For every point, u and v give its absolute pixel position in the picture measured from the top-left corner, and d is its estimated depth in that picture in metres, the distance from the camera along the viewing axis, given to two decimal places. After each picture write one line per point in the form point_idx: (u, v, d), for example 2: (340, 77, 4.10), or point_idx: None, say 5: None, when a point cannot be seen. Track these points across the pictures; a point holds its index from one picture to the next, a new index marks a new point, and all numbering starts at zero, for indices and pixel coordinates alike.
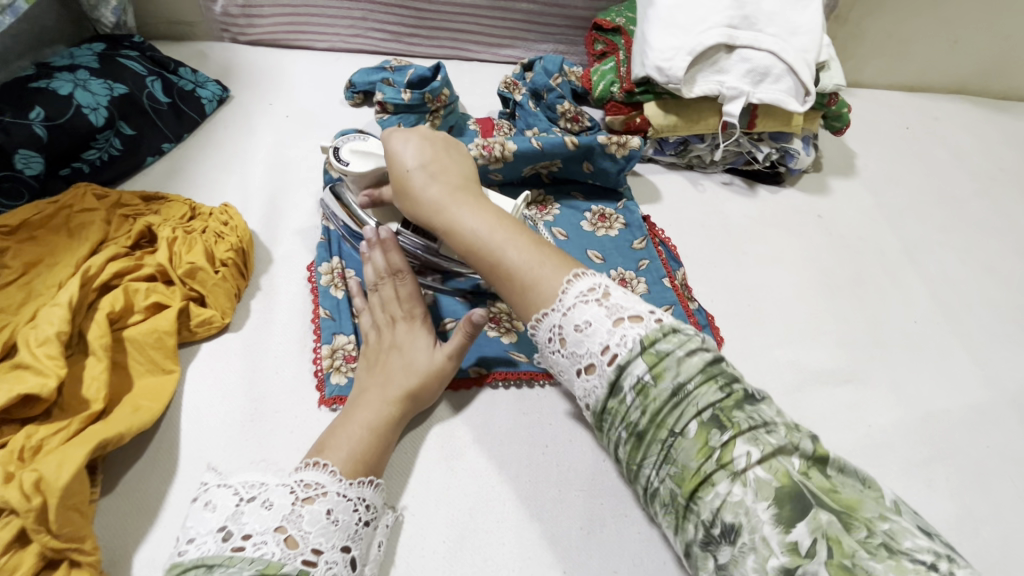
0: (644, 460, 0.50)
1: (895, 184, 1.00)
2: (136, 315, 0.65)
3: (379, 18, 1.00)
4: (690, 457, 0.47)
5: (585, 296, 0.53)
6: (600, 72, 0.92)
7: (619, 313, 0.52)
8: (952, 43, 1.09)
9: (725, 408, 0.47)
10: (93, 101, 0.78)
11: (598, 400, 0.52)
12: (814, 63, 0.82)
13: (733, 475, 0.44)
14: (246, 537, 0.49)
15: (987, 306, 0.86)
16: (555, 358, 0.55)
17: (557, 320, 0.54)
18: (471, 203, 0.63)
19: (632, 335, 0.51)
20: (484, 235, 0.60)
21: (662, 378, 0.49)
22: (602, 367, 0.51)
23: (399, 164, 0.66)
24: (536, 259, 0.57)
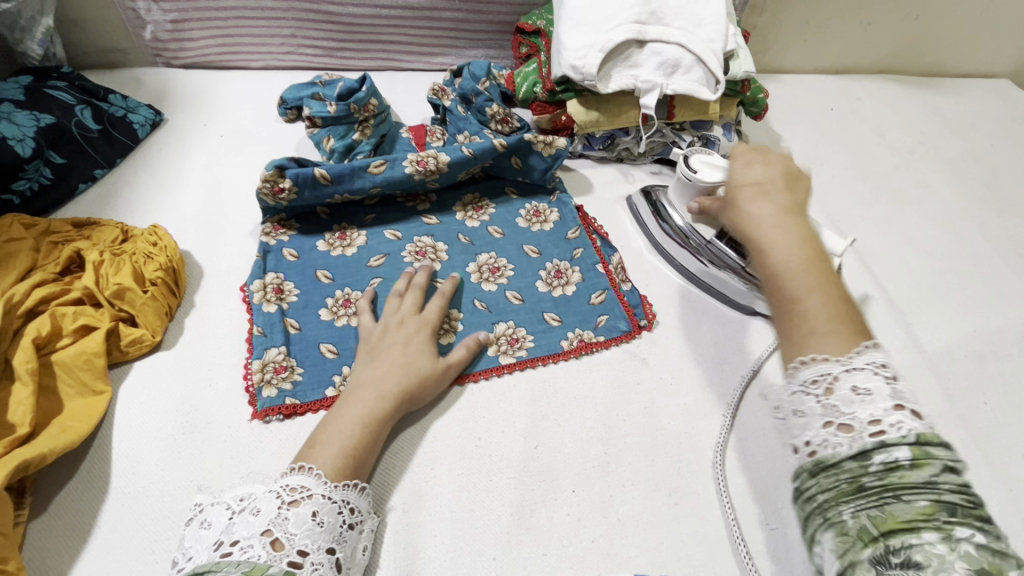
0: (850, 498, 0.42)
1: (820, 163, 1.04)
2: (64, 338, 0.66)
3: (309, 34, 1.02)
4: (905, 510, 0.40)
5: (874, 369, 0.47)
6: (523, 74, 0.95)
7: (900, 399, 0.45)
8: (867, 26, 1.13)
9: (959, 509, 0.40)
10: (19, 133, 0.80)
11: (824, 453, 0.45)
12: (722, 52, 0.85)
13: (945, 535, 0.39)
14: (234, 543, 0.50)
15: (907, 273, 0.89)
16: (801, 403, 0.48)
17: (833, 370, 0.47)
18: (774, 218, 0.57)
19: (910, 427, 0.43)
20: (791, 267, 0.53)
21: (924, 468, 0.41)
22: (862, 433, 0.44)
23: (734, 179, 0.63)
24: (831, 325, 0.50)
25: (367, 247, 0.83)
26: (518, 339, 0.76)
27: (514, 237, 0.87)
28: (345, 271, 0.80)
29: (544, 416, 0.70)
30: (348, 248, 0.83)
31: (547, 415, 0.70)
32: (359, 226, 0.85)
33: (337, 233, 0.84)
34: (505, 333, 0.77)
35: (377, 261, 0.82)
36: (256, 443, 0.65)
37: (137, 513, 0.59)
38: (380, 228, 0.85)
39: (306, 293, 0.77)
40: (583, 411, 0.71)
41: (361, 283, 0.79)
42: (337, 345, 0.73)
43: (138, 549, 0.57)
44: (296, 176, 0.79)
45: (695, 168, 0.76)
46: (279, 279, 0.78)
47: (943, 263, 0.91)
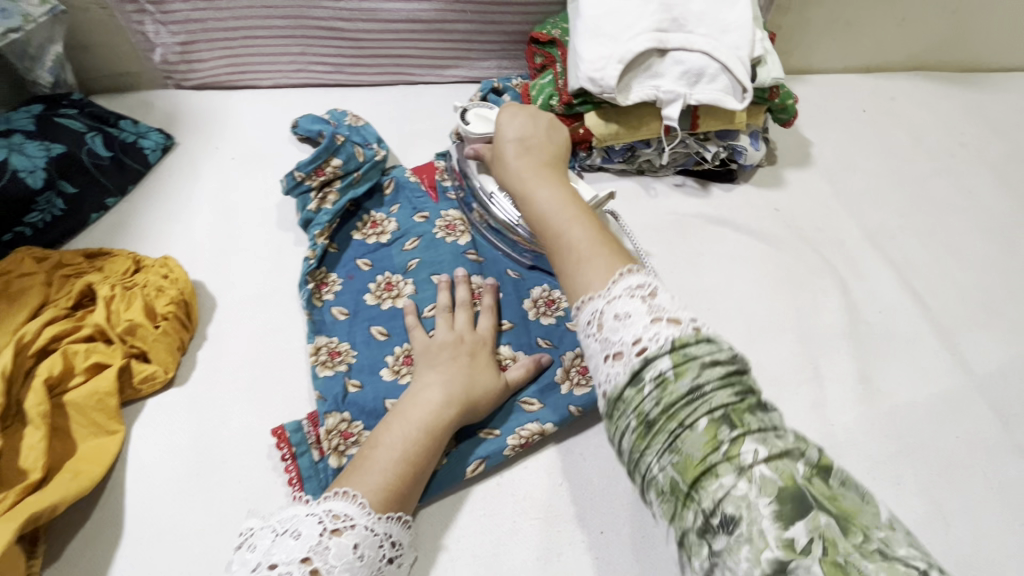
0: (646, 444, 0.44)
1: (852, 169, 0.99)
2: (76, 377, 0.64)
3: (319, 51, 1.00)
4: (697, 443, 0.42)
5: (632, 291, 0.50)
6: (539, 86, 0.91)
7: (660, 313, 0.48)
8: (900, 22, 1.07)
9: (737, 410, 0.42)
10: (31, 164, 0.79)
11: (610, 389, 0.47)
12: (749, 59, 0.80)
13: (740, 469, 0.40)
14: (272, 567, 0.50)
15: (950, 287, 0.84)
16: (587, 344, 0.51)
17: (598, 306, 0.51)
18: (534, 176, 0.67)
19: (664, 335, 0.46)
20: (553, 210, 0.62)
21: (684, 375, 0.44)
22: (630, 357, 0.46)
23: (501, 137, 0.72)
24: (592, 252, 0.56)
25: (416, 297, 0.78)
26: (590, 369, 0.72)
27: None
28: (383, 260, 0.82)
29: (569, 450, 0.67)
30: (398, 298, 0.78)
31: (571, 449, 0.67)
32: (402, 273, 0.81)
33: (383, 283, 0.79)
34: (574, 363, 0.72)
35: None
36: (272, 484, 0.63)
37: (152, 560, 0.58)
38: (426, 267, 0.81)
39: (349, 281, 0.79)
40: (612, 444, 0.68)
41: (399, 267, 0.81)
42: (364, 380, 0.70)
43: None
44: (338, 236, 0.84)
45: (470, 120, 0.80)
46: (325, 274, 0.80)
47: (989, 275, 0.85)
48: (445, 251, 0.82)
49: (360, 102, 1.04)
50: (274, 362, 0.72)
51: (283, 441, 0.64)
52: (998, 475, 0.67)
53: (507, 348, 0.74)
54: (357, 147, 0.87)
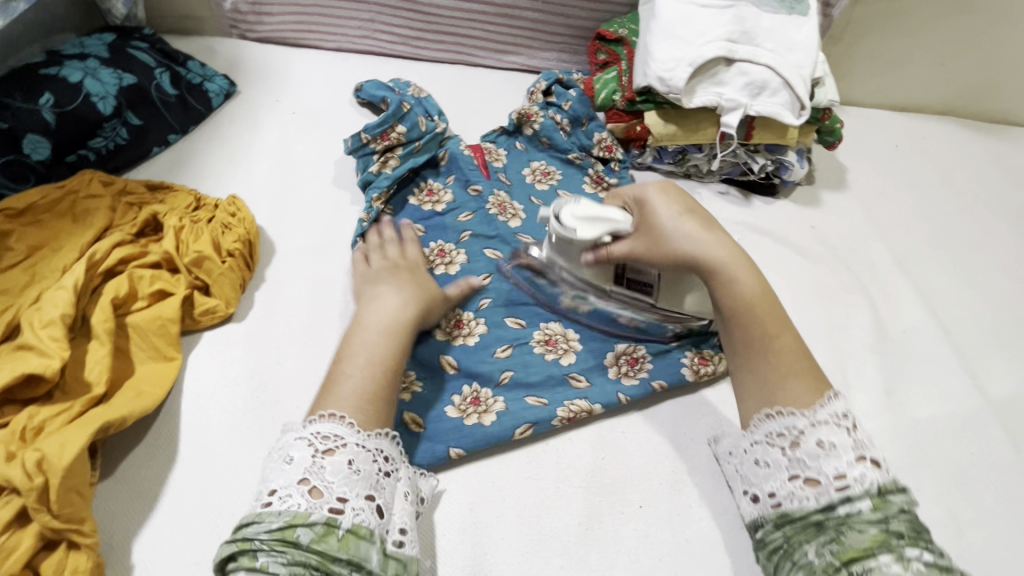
0: (811, 537, 0.54)
1: (884, 199, 1.04)
2: (139, 301, 0.65)
3: (388, 20, 1.02)
4: (860, 539, 0.51)
5: (834, 418, 0.58)
6: (603, 80, 0.94)
7: (861, 452, 0.56)
8: (939, 66, 1.12)
9: (913, 531, 0.52)
10: (103, 90, 0.79)
11: (789, 505, 0.57)
12: (810, 79, 0.85)
13: (899, 557, 0.49)
14: (273, 492, 0.52)
15: (970, 317, 0.89)
16: (767, 448, 0.60)
17: (799, 425, 0.58)
18: (725, 262, 0.66)
19: (871, 477, 0.55)
20: (747, 301, 0.65)
21: (879, 509, 0.53)
22: (827, 486, 0.55)
23: (657, 216, 0.69)
24: (795, 372, 0.62)
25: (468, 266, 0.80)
26: (638, 359, 0.74)
27: None
28: (436, 229, 0.84)
29: (612, 426, 0.70)
30: (451, 266, 0.80)
31: (614, 426, 0.70)
32: (456, 242, 0.82)
33: (437, 249, 0.82)
34: (625, 351, 0.74)
35: (502, 352, 0.73)
36: None
37: (204, 485, 0.58)
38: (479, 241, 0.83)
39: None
40: (652, 425, 0.70)
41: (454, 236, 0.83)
42: (417, 336, 0.73)
43: (205, 520, 0.56)
44: (394, 200, 0.85)
45: (573, 225, 0.68)
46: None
47: (1007, 311, 0.91)
48: (499, 228, 0.84)
49: (420, 75, 1.05)
50: (330, 311, 0.73)
51: None
52: (1008, 492, 0.72)
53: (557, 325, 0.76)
54: (421, 118, 0.89)
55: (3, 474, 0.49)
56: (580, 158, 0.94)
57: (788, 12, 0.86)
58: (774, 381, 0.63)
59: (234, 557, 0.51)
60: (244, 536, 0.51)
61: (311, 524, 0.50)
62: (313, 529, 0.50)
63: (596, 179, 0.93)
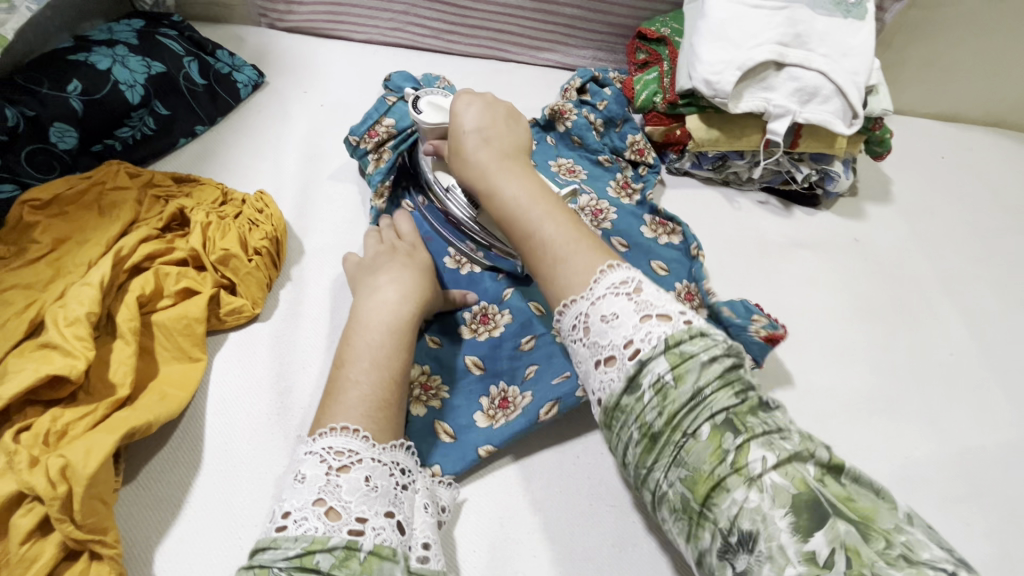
0: (653, 459, 0.47)
1: (930, 213, 0.99)
2: (165, 300, 0.63)
3: (421, 13, 0.99)
4: (703, 456, 0.44)
5: (617, 288, 0.52)
6: (644, 81, 0.91)
7: (650, 311, 0.50)
8: (992, 76, 1.07)
9: (737, 413, 0.45)
10: (131, 78, 0.77)
11: (606, 397, 0.50)
12: (864, 86, 0.81)
13: (749, 479, 0.42)
14: (286, 515, 0.48)
15: (1020, 341, 0.85)
16: (574, 346, 0.54)
17: (582, 308, 0.53)
18: (495, 165, 0.63)
19: (659, 333, 0.48)
20: (524, 205, 0.60)
21: (684, 380, 0.46)
22: (623, 360, 0.49)
23: (458, 125, 0.66)
24: (573, 246, 0.56)
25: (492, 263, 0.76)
26: None
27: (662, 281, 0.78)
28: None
29: None
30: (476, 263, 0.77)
31: None
32: None
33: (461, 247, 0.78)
34: None
35: (528, 344, 0.70)
36: None
37: (228, 493, 0.56)
38: None
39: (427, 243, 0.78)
40: None
41: None
42: (444, 338, 0.71)
43: (228, 531, 0.54)
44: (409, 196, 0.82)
45: (423, 109, 0.73)
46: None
47: None
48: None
49: (451, 70, 1.02)
50: None
51: None
52: None
53: None
54: (413, 108, 0.84)
55: (27, 480, 0.47)
56: (610, 160, 0.91)
57: (844, 16, 0.82)
58: (564, 256, 0.56)
59: None
60: (259, 564, 0.45)
61: (331, 549, 0.46)
62: (334, 554, 0.45)
63: (624, 183, 0.89)
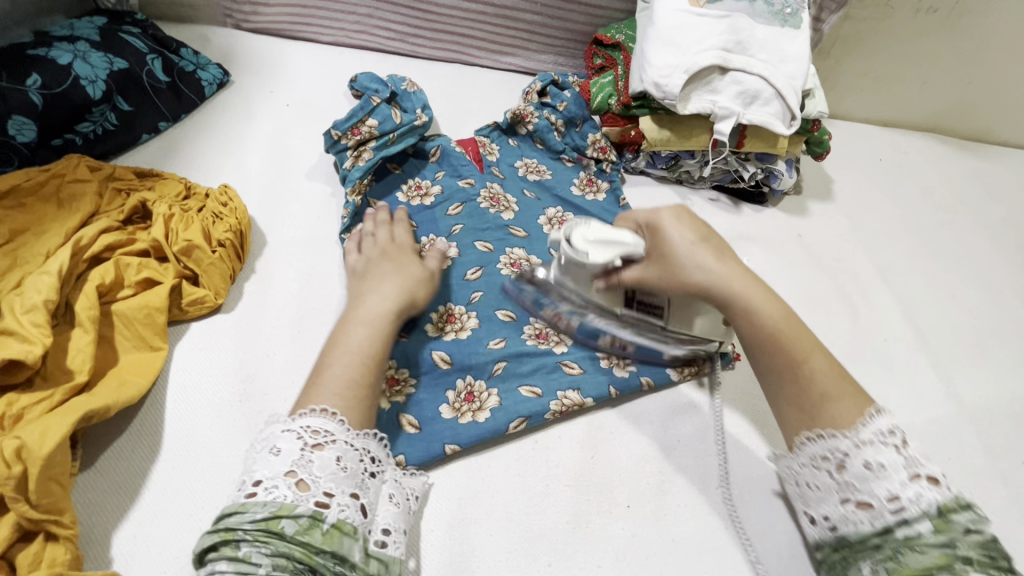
0: (863, 556, 0.53)
1: (868, 210, 1.06)
2: (126, 289, 0.64)
3: (386, 16, 1.02)
4: (918, 560, 0.50)
5: (883, 441, 0.54)
6: (600, 84, 0.95)
7: (917, 470, 0.52)
8: (923, 84, 1.15)
9: (964, 540, 0.50)
10: (92, 73, 0.77)
11: (844, 528, 0.54)
12: (801, 90, 0.86)
13: (956, 573, 0.48)
14: (257, 483, 0.51)
15: (948, 327, 0.92)
16: (811, 474, 0.57)
17: (840, 448, 0.55)
18: (739, 290, 0.60)
19: (927, 498, 0.51)
20: (772, 338, 0.60)
21: (942, 534, 0.50)
22: (883, 511, 0.52)
23: (666, 239, 0.61)
24: (837, 389, 0.57)
25: (460, 260, 0.80)
26: None
27: None
28: (427, 223, 0.83)
29: (600, 426, 0.70)
30: (442, 260, 0.79)
31: (602, 425, 0.70)
32: (446, 237, 0.82)
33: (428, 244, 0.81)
34: None
35: (496, 343, 0.73)
36: None
37: (189, 477, 0.57)
38: (470, 233, 0.83)
39: None
40: (640, 425, 0.71)
41: (443, 231, 0.83)
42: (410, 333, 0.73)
43: (187, 514, 0.55)
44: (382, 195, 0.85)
45: (585, 249, 0.62)
46: None
47: (984, 322, 0.93)
48: (489, 220, 0.84)
49: (416, 72, 1.05)
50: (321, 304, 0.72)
51: None
52: (983, 498, 0.74)
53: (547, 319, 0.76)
54: (395, 110, 0.87)
55: None
56: (571, 160, 0.95)
57: (781, 25, 0.87)
58: (815, 402, 0.58)
59: (214, 547, 0.49)
60: (226, 526, 0.49)
61: (296, 517, 0.49)
62: (298, 522, 0.49)
63: (588, 180, 0.94)
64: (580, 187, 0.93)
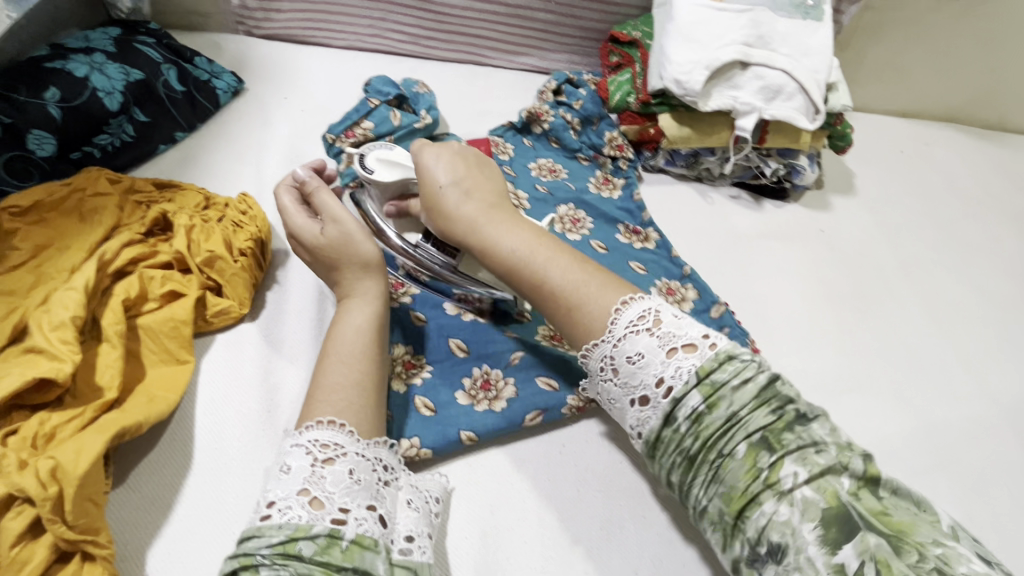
0: (692, 477, 0.50)
1: (891, 203, 1.04)
2: (150, 303, 0.63)
3: (398, 19, 1.01)
4: (738, 476, 0.47)
5: (641, 319, 0.54)
6: (617, 82, 0.94)
7: (674, 343, 0.52)
8: (943, 74, 1.13)
9: (775, 430, 0.48)
10: (109, 85, 0.77)
11: (648, 433, 0.53)
12: (824, 84, 0.85)
13: (780, 494, 0.45)
14: (271, 505, 0.49)
15: (978, 321, 0.90)
16: (605, 387, 0.56)
17: (607, 351, 0.55)
18: (479, 216, 0.65)
19: (687, 372, 0.51)
20: (522, 255, 0.61)
21: (720, 409, 0.49)
22: (658, 399, 0.52)
23: (432, 181, 0.69)
24: (599, 288, 0.58)
25: None
26: None
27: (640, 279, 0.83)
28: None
29: (631, 430, 0.69)
30: None
31: None
32: None
33: None
34: None
35: (512, 333, 0.73)
36: None
37: (221, 492, 0.57)
38: None
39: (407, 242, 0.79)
40: None
41: None
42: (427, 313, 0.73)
43: (221, 530, 0.54)
44: None
45: (373, 167, 0.76)
46: None
47: (1014, 315, 0.92)
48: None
49: (429, 74, 1.04)
50: None
51: None
52: (1021, 495, 0.73)
53: None
54: (394, 112, 0.88)
55: (16, 482, 0.47)
56: (586, 159, 0.94)
57: (802, 17, 0.86)
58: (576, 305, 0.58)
59: (235, 573, 0.47)
60: (242, 551, 0.47)
61: (314, 537, 0.47)
62: (316, 541, 0.47)
63: (603, 179, 0.93)
64: (596, 187, 0.92)
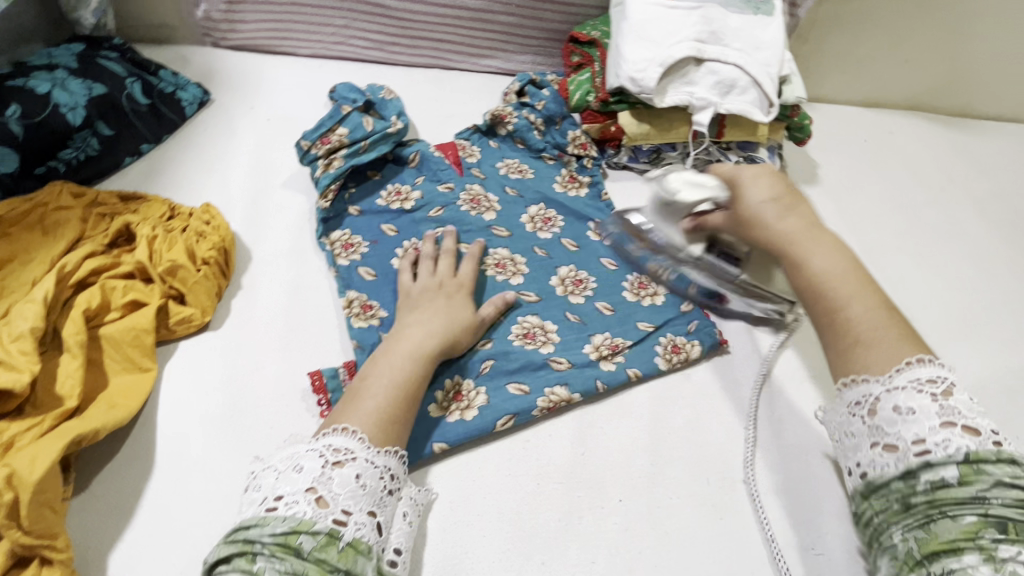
0: (899, 519, 0.49)
1: (854, 191, 1.06)
2: (113, 312, 0.64)
3: (362, 26, 1.02)
4: (950, 529, 0.46)
5: (922, 385, 0.52)
6: (577, 81, 0.96)
7: (953, 418, 0.50)
8: (904, 63, 1.15)
9: (1019, 523, 0.45)
10: (71, 101, 0.78)
11: (873, 473, 0.53)
12: (777, 77, 0.86)
13: (990, 558, 0.44)
14: (278, 499, 0.50)
15: (938, 304, 0.91)
16: (850, 422, 0.56)
17: (875, 391, 0.54)
18: (822, 239, 0.61)
19: (956, 445, 0.49)
20: (836, 275, 0.58)
21: (971, 484, 0.47)
22: (906, 453, 0.51)
23: (746, 200, 0.67)
24: (877, 336, 0.55)
25: None
26: (617, 346, 0.75)
27: (611, 276, 0.82)
28: (408, 227, 0.83)
29: (591, 422, 0.70)
30: None
31: (593, 421, 0.71)
32: None
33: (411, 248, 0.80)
34: (604, 342, 0.75)
35: (484, 342, 0.73)
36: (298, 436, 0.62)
37: (182, 495, 0.58)
38: None
39: (375, 245, 0.80)
40: (628, 419, 0.71)
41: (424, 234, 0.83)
42: None
43: (181, 532, 0.56)
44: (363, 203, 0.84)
45: (675, 188, 0.73)
46: (347, 236, 0.80)
47: (975, 298, 0.93)
48: (471, 221, 0.85)
49: (395, 79, 1.06)
50: (308, 316, 0.72)
51: (320, 388, 0.64)
52: None
53: (535, 318, 0.77)
54: (366, 118, 0.88)
55: None
56: (553, 158, 0.95)
57: (754, 12, 0.88)
58: (863, 339, 0.56)
59: (227, 560, 0.47)
60: (245, 539, 0.47)
61: (314, 533, 0.48)
62: (316, 538, 0.47)
63: (570, 176, 0.94)
64: (563, 186, 0.93)
